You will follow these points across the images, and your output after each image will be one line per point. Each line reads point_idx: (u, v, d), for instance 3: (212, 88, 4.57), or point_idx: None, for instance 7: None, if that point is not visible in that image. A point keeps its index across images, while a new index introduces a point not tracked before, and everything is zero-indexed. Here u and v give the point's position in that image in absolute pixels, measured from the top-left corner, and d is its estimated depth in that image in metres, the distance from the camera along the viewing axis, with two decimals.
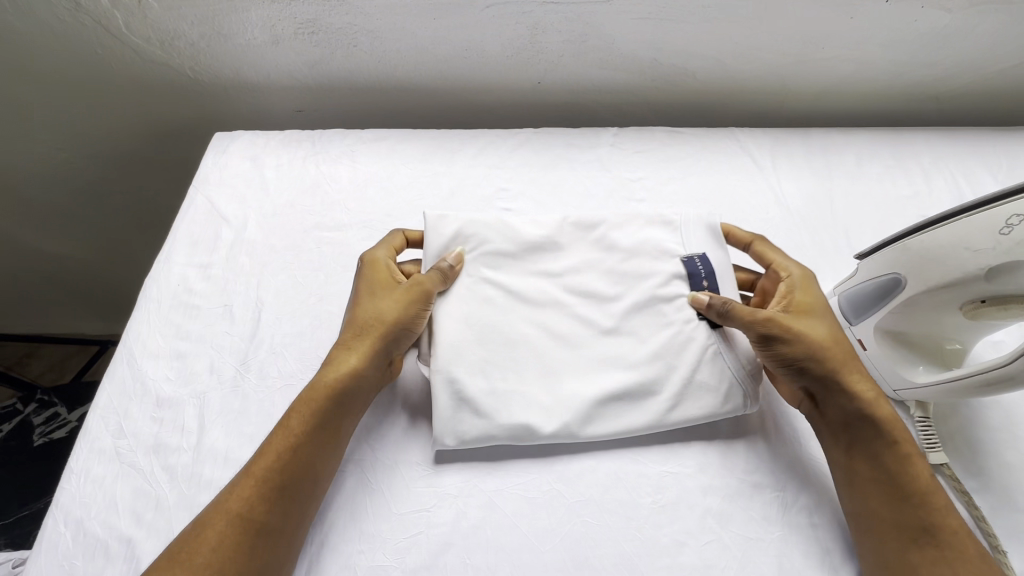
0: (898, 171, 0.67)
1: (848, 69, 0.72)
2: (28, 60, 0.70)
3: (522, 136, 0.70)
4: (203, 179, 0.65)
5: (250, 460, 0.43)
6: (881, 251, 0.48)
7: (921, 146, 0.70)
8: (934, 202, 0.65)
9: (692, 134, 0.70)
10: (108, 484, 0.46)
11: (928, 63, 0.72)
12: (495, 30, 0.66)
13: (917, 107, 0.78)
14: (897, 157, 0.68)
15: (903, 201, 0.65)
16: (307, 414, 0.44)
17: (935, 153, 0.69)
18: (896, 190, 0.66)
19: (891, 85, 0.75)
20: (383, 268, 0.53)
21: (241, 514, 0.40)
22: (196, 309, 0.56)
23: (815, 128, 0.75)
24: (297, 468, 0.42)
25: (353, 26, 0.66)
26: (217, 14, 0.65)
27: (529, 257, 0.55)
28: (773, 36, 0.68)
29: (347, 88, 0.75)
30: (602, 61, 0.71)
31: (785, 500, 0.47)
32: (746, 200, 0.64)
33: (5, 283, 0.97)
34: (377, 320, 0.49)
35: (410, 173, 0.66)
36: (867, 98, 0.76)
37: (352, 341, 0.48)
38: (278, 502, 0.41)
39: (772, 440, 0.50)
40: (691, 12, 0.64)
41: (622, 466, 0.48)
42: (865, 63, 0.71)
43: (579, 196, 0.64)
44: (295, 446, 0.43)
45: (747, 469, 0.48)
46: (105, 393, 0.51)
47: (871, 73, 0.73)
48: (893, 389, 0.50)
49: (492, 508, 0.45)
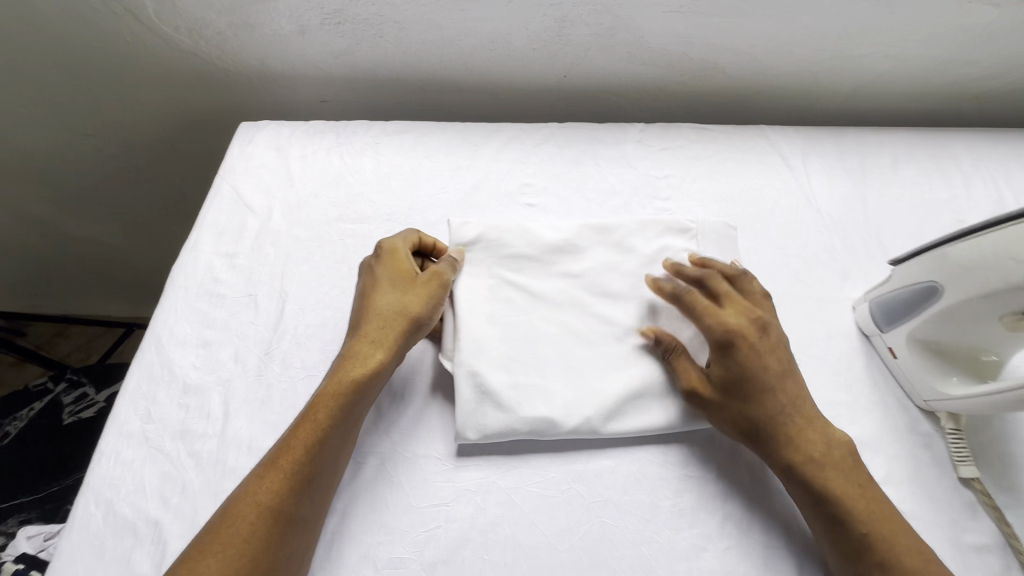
0: (935, 173, 0.65)
1: (887, 66, 0.70)
2: (62, 47, 0.71)
3: (547, 130, 0.69)
4: (229, 168, 0.65)
5: (274, 450, 0.42)
6: (919, 258, 0.47)
7: (962, 147, 0.67)
8: (972, 206, 0.62)
9: (721, 131, 0.69)
10: (136, 467, 0.47)
11: (972, 60, 0.69)
12: (523, 22, 0.65)
13: (958, 106, 0.76)
14: (935, 158, 0.66)
15: (940, 204, 0.63)
16: (332, 405, 0.44)
17: (975, 155, 0.66)
18: (933, 192, 0.63)
19: (932, 82, 0.72)
20: (405, 259, 0.51)
21: (271, 506, 0.39)
22: (221, 298, 0.56)
23: (849, 126, 0.73)
24: (321, 460, 0.42)
25: (380, 17, 0.65)
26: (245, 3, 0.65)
27: (552, 255, 0.55)
28: (810, 30, 0.65)
29: (371, 79, 0.74)
30: (631, 54, 0.69)
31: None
32: (775, 200, 0.62)
33: (38, 264, 1.00)
34: (399, 313, 0.48)
35: (433, 166, 0.66)
36: (904, 96, 0.74)
37: (376, 333, 0.47)
38: (306, 494, 0.41)
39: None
40: (725, 5, 0.62)
41: (642, 468, 0.47)
42: (905, 60, 0.69)
43: (603, 192, 0.63)
44: (322, 438, 0.42)
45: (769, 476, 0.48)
46: (134, 378, 0.52)
47: (911, 70, 0.70)
48: (923, 399, 0.49)
49: (510, 505, 0.45)
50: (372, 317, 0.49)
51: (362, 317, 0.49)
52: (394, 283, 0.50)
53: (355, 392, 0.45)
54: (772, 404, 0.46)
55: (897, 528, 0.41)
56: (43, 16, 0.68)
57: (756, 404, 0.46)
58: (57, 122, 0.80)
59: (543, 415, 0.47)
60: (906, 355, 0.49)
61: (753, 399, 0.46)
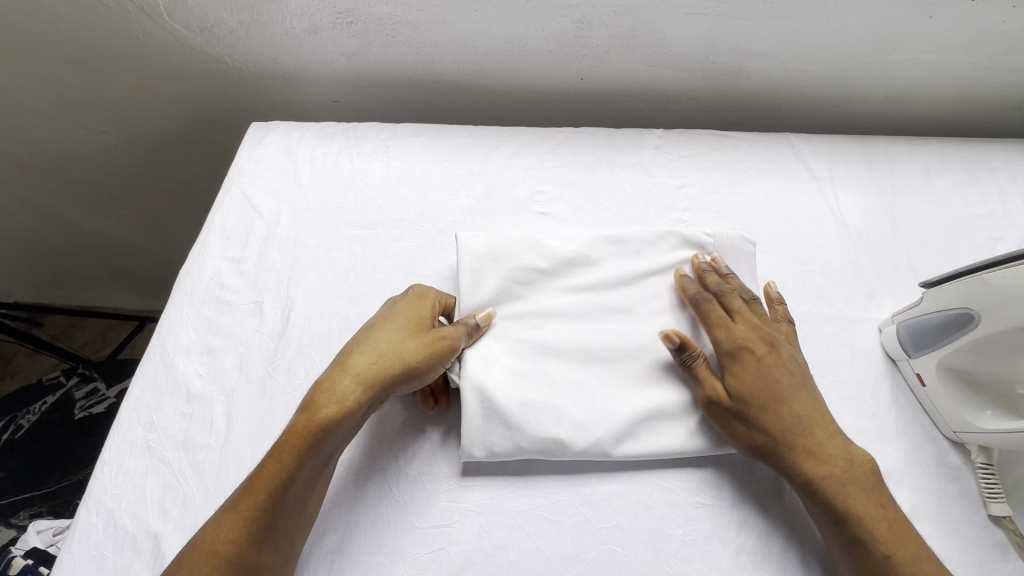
0: (970, 187, 0.62)
1: (921, 72, 0.66)
2: (75, 45, 0.71)
3: (562, 135, 0.67)
4: (237, 170, 0.64)
5: (241, 487, 0.40)
6: (954, 283, 0.45)
7: (1000, 160, 0.64)
8: (1009, 223, 0.59)
9: (744, 138, 0.66)
10: (138, 477, 0.47)
11: (1013, 67, 0.65)
12: (540, 23, 0.63)
13: (995, 114, 0.72)
14: (970, 171, 0.63)
15: (974, 220, 0.59)
16: (300, 446, 0.40)
17: (1013, 168, 0.63)
18: (967, 208, 0.60)
19: (969, 90, 0.68)
20: (425, 300, 0.49)
21: (231, 555, 0.38)
22: (227, 304, 0.56)
23: (878, 134, 0.70)
24: (285, 506, 0.39)
25: (392, 17, 0.63)
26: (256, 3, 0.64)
27: (564, 268, 0.53)
28: (841, 34, 0.62)
29: (383, 79, 0.73)
30: (650, 58, 0.67)
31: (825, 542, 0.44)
32: (798, 213, 0.60)
33: (52, 258, 1.00)
34: (389, 353, 0.44)
35: (444, 171, 0.64)
36: (938, 103, 0.70)
37: (359, 371, 0.44)
38: (269, 541, 0.39)
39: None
40: (751, 8, 0.60)
41: (653, 494, 0.46)
42: (941, 66, 0.65)
43: (619, 202, 0.61)
44: (287, 483, 0.40)
45: (786, 506, 0.46)
46: (139, 385, 0.51)
47: (947, 77, 0.67)
48: (953, 430, 0.46)
49: (515, 529, 0.44)
50: (356, 353, 0.45)
51: (354, 350, 0.45)
52: (398, 321, 0.47)
53: (317, 439, 0.41)
54: (785, 419, 0.45)
55: (920, 553, 0.40)
56: (55, 13, 0.67)
57: (770, 418, 0.45)
58: (71, 120, 0.80)
59: (550, 437, 0.45)
60: (936, 383, 0.46)
61: (766, 414, 0.45)
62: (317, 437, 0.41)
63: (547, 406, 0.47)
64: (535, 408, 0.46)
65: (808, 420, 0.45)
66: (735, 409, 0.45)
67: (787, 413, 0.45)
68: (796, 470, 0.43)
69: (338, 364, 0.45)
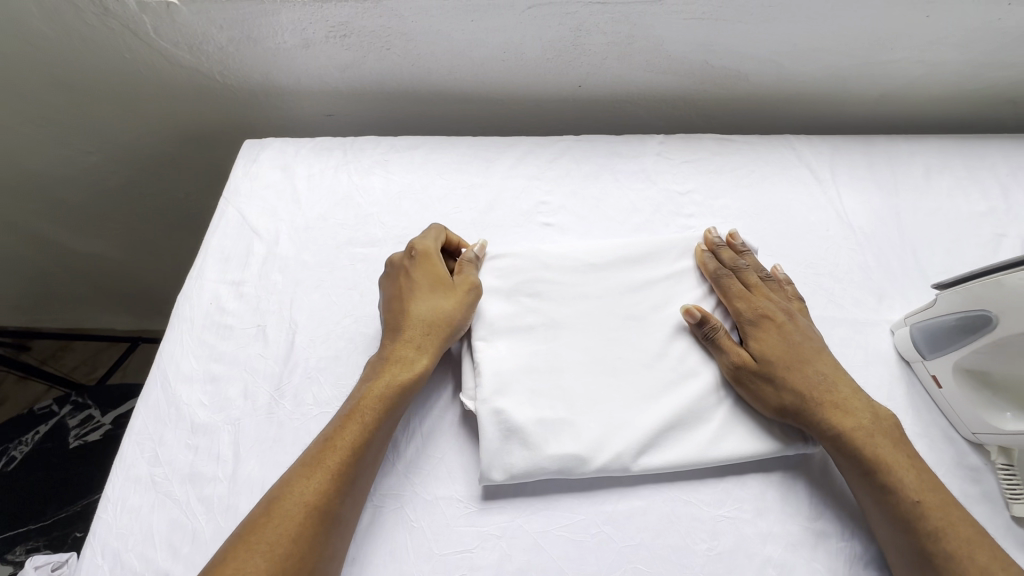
0: (971, 185, 0.62)
1: (916, 70, 0.67)
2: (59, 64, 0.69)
3: (562, 143, 0.65)
4: (232, 189, 0.63)
5: (317, 448, 0.43)
6: (968, 284, 0.45)
7: (1000, 155, 0.64)
8: (1011, 219, 0.60)
9: (746, 141, 0.65)
10: (144, 514, 0.45)
11: (1007, 63, 0.66)
12: (537, 31, 0.62)
13: (992, 110, 0.72)
14: (970, 168, 0.63)
15: (977, 218, 0.60)
16: (377, 407, 0.45)
17: (1012, 163, 0.63)
18: (969, 205, 0.61)
19: (964, 86, 0.69)
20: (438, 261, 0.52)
21: (317, 505, 0.40)
22: (229, 329, 0.54)
23: (877, 134, 0.70)
24: (365, 462, 0.43)
25: (387, 29, 0.62)
26: (247, 18, 0.62)
27: (574, 281, 0.52)
28: (837, 35, 0.62)
29: (378, 92, 0.72)
30: (649, 62, 0.66)
31: (851, 551, 0.44)
32: (804, 216, 0.60)
33: (40, 282, 0.98)
34: (437, 317, 0.48)
35: (445, 184, 0.63)
36: (933, 101, 0.71)
37: (420, 340, 0.48)
38: (350, 493, 0.41)
39: (840, 484, 0.46)
40: (749, 11, 0.60)
41: (676, 509, 0.45)
42: (936, 65, 0.66)
43: (624, 210, 0.61)
44: (368, 439, 0.43)
45: (810, 516, 0.45)
46: (140, 417, 0.50)
47: (941, 74, 0.67)
48: (971, 431, 0.46)
49: (538, 552, 0.43)
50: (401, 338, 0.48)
51: (400, 321, 0.49)
52: (428, 296, 0.49)
53: (381, 418, 0.44)
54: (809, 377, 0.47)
55: (949, 500, 0.41)
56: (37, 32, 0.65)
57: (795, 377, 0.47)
58: (57, 142, 0.78)
59: (569, 456, 0.44)
60: (952, 385, 0.46)
61: (790, 374, 0.47)
62: (380, 415, 0.44)
63: (565, 424, 0.46)
64: (552, 427, 0.45)
65: (830, 378, 0.47)
66: (761, 371, 0.47)
67: (810, 373, 0.47)
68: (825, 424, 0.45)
69: (388, 351, 0.48)
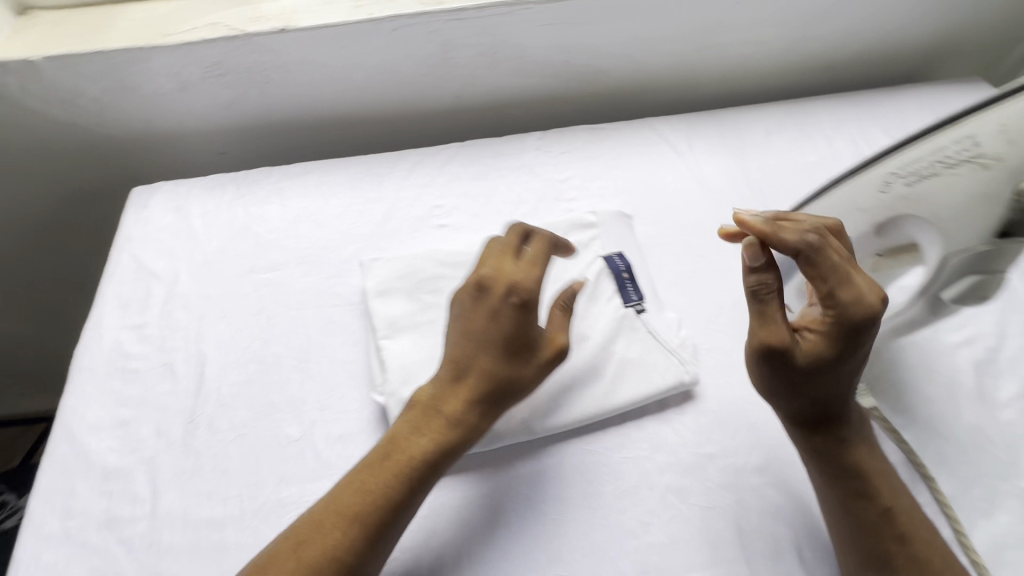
0: (803, 141, 0.72)
1: (748, 52, 0.76)
2: None
3: (448, 151, 0.70)
4: (124, 237, 0.63)
5: (335, 507, 0.41)
6: (794, 219, 0.55)
7: (826, 113, 0.74)
8: (838, 163, 0.69)
9: (613, 129, 0.72)
10: (61, 568, 0.45)
11: (818, 36, 0.76)
12: (406, 52, 0.68)
13: (820, 77, 0.83)
14: (801, 128, 0.73)
15: (811, 166, 0.69)
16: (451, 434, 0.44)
17: (834, 118, 0.74)
18: (804, 157, 0.70)
19: (793, 58, 0.78)
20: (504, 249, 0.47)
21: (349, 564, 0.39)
22: (134, 373, 0.54)
23: (728, 109, 0.79)
24: (399, 510, 0.42)
25: (262, 64, 0.67)
26: (120, 68, 0.65)
27: (466, 273, 0.57)
28: (673, 27, 0.71)
29: (267, 128, 0.74)
30: (516, 69, 0.72)
31: (738, 465, 0.49)
32: (669, 185, 0.67)
33: None
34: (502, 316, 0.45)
35: (340, 203, 0.65)
36: (772, 74, 0.80)
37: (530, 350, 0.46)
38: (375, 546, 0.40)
39: (723, 410, 0.52)
40: (591, 14, 0.68)
41: (581, 459, 0.49)
42: (762, 44, 0.76)
43: (512, 202, 0.65)
44: (395, 491, 0.42)
45: (700, 442, 0.50)
46: (46, 475, 0.49)
47: (769, 52, 0.77)
48: None
49: (461, 523, 0.46)
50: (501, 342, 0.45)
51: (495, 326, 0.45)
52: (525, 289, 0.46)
53: (428, 457, 0.43)
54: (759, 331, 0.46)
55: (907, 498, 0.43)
56: None
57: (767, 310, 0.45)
58: None
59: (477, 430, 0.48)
60: None
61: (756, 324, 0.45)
62: (411, 463, 0.43)
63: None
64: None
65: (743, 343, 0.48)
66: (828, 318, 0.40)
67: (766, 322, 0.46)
68: (823, 342, 0.40)
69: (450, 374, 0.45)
